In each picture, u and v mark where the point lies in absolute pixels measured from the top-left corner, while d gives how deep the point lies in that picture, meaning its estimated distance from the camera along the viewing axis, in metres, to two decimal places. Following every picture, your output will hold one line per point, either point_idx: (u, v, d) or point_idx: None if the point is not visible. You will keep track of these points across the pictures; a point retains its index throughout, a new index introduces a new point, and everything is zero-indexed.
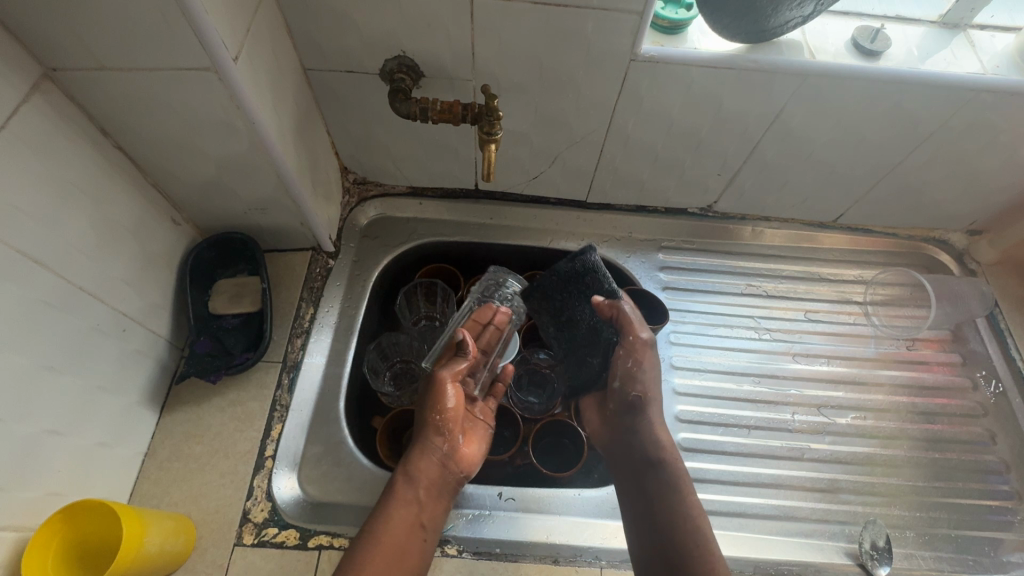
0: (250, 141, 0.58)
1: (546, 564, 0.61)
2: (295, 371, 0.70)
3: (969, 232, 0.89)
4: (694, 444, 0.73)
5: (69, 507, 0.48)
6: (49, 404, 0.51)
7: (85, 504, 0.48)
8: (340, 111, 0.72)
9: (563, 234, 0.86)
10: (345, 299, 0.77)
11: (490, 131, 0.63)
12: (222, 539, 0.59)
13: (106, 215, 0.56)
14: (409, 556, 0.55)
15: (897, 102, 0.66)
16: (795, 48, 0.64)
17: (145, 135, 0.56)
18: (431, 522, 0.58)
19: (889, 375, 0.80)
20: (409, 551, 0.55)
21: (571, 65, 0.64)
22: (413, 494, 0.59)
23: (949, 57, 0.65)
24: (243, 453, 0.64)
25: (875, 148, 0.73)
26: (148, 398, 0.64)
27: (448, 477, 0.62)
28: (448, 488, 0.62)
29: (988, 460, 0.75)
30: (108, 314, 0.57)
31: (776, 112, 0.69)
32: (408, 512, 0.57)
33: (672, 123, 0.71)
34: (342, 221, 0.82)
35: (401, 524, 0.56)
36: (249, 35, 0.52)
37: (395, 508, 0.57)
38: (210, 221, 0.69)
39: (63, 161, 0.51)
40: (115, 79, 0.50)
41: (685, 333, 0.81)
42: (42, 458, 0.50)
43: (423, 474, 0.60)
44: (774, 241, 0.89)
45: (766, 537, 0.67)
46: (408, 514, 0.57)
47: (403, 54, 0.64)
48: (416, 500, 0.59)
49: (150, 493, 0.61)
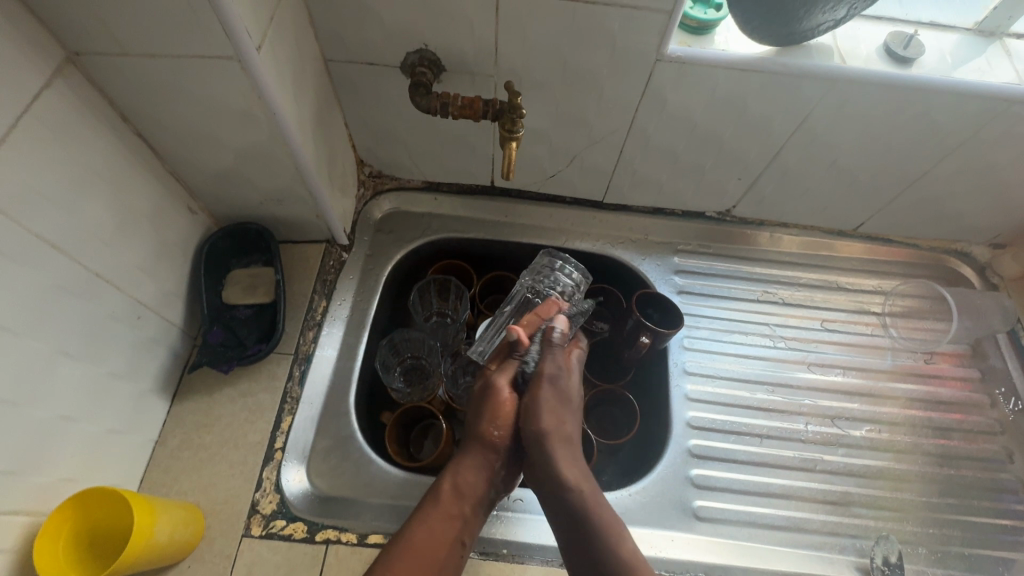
0: (270, 131, 0.57)
1: (553, 568, 0.61)
2: (306, 363, 0.70)
3: (992, 245, 0.87)
4: (705, 451, 0.72)
5: (96, 489, 0.48)
6: (63, 389, 0.51)
7: (110, 490, 0.48)
8: (359, 104, 0.72)
9: (578, 234, 0.85)
10: (358, 293, 0.76)
11: (512, 128, 0.62)
12: (231, 529, 0.59)
13: (124, 202, 0.56)
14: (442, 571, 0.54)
15: (926, 111, 0.65)
16: (824, 52, 0.63)
17: (167, 123, 0.56)
18: (470, 539, 0.57)
19: (905, 389, 0.79)
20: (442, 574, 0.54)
21: (595, 64, 0.63)
22: (455, 508, 0.57)
23: (983, 66, 0.64)
24: (253, 444, 0.64)
25: (900, 157, 0.72)
26: (160, 386, 0.64)
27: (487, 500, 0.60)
28: (487, 503, 0.60)
29: (1003, 478, 0.74)
30: (124, 301, 0.57)
31: (802, 116, 0.67)
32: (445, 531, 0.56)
33: (694, 124, 0.70)
34: (356, 214, 0.82)
35: (434, 535, 0.55)
36: (272, 24, 0.52)
37: (433, 523, 0.56)
38: (226, 210, 0.69)
39: (83, 147, 0.51)
40: (138, 66, 0.49)
41: (699, 338, 0.80)
42: (56, 443, 0.50)
43: (467, 489, 0.58)
44: (791, 248, 0.88)
45: (775, 548, 0.66)
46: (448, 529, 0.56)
47: (424, 48, 0.63)
48: (457, 513, 0.57)
49: (160, 481, 0.61)
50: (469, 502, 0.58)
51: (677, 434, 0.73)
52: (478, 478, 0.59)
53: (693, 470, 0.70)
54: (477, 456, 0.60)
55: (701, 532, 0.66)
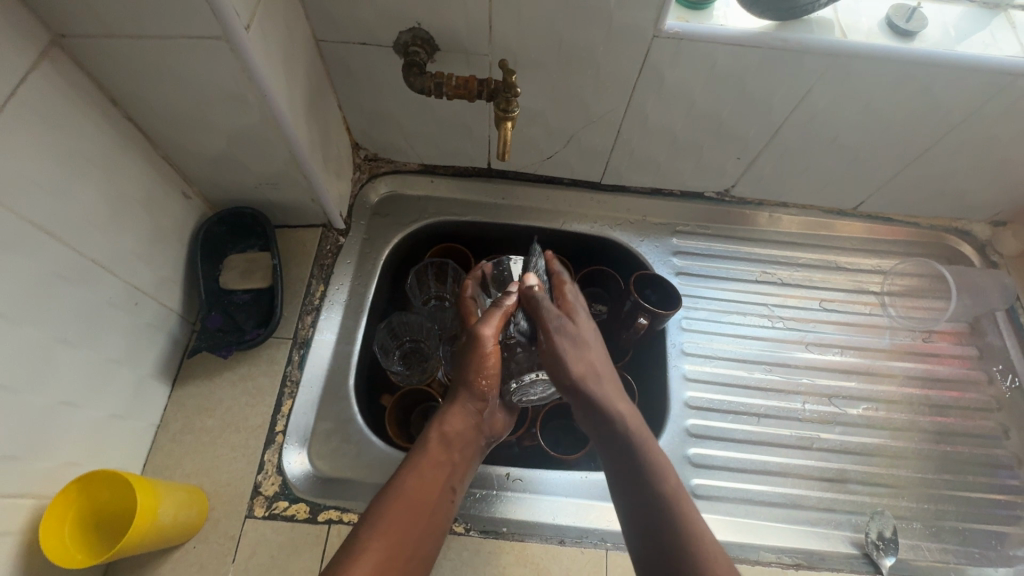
0: (262, 113, 0.57)
1: (552, 544, 0.61)
2: (305, 348, 0.70)
3: (993, 222, 0.86)
4: (703, 430, 0.72)
5: (109, 471, 0.49)
6: (63, 374, 0.51)
7: (112, 473, 0.49)
8: (352, 85, 0.71)
9: (576, 216, 0.84)
10: (355, 277, 0.76)
11: (507, 107, 0.61)
12: (234, 510, 0.60)
13: (117, 187, 0.56)
14: (433, 522, 0.52)
15: (929, 86, 0.64)
16: (825, 27, 0.62)
17: (158, 107, 0.55)
18: (459, 485, 0.56)
19: (903, 367, 0.79)
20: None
21: (591, 41, 0.62)
22: (445, 456, 0.56)
23: (988, 39, 0.63)
24: (254, 428, 0.65)
25: (902, 134, 0.71)
26: (160, 371, 0.64)
27: (434, 517, 0.52)
28: (475, 446, 0.59)
29: (997, 454, 0.74)
30: (120, 287, 0.57)
31: (802, 93, 0.66)
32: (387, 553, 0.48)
33: (693, 102, 0.69)
34: (352, 197, 0.82)
35: (419, 492, 0.52)
36: (261, 3, 0.51)
37: (422, 475, 0.53)
38: (220, 195, 0.69)
39: (73, 131, 0.50)
40: (125, 47, 0.49)
41: (697, 319, 0.80)
42: (58, 428, 0.51)
43: (414, 496, 0.52)
44: (790, 228, 0.87)
45: (771, 524, 0.67)
46: (435, 476, 0.54)
47: (417, 27, 0.62)
48: (446, 460, 0.55)
49: (163, 464, 0.62)
50: (416, 515, 0.51)
51: (675, 414, 0.73)
52: (428, 482, 0.53)
53: (691, 450, 0.71)
54: (431, 454, 0.55)
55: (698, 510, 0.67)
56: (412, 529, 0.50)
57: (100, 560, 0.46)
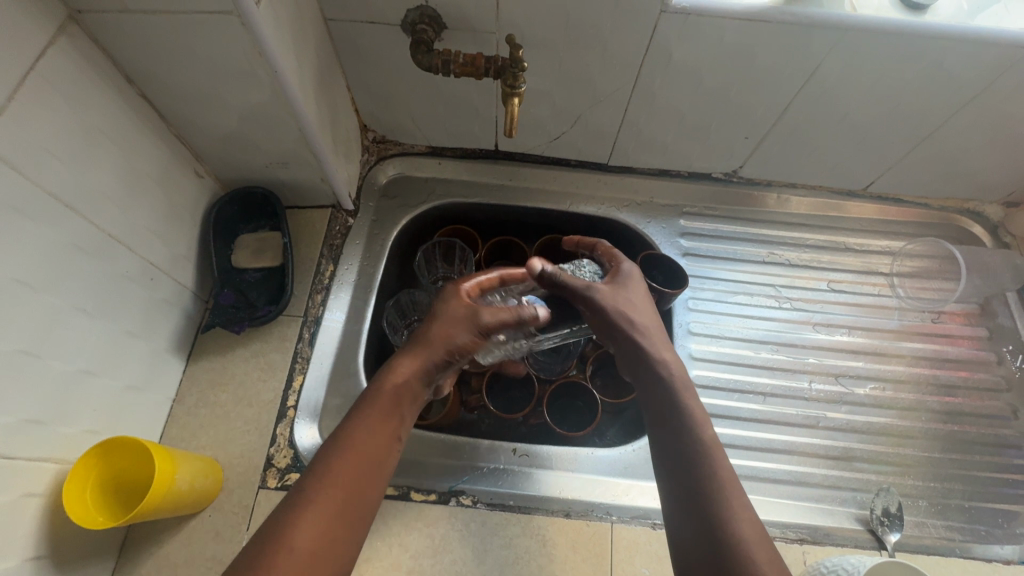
0: (272, 91, 0.57)
1: (558, 518, 0.62)
2: (316, 326, 0.71)
3: (1006, 203, 0.85)
4: (708, 409, 0.73)
5: (127, 437, 0.50)
6: (82, 345, 0.53)
7: (126, 439, 0.50)
8: (360, 65, 0.71)
9: (583, 197, 0.84)
10: (364, 257, 0.77)
11: (514, 83, 0.61)
12: (248, 481, 0.62)
13: (131, 163, 0.57)
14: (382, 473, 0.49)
15: (941, 60, 0.63)
16: (835, 0, 0.61)
17: (170, 84, 0.56)
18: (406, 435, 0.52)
19: (911, 347, 0.79)
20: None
21: (598, 18, 0.62)
22: (394, 407, 0.51)
23: (1001, 12, 0.62)
24: (266, 402, 0.66)
25: (913, 111, 0.70)
26: (175, 347, 0.66)
27: (380, 464, 0.49)
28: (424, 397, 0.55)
29: (1006, 434, 0.74)
30: (136, 261, 0.58)
31: (811, 69, 0.66)
32: (330, 511, 0.44)
33: (701, 80, 0.69)
34: (361, 179, 0.82)
35: (365, 445, 0.48)
36: None
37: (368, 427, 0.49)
38: (232, 174, 0.70)
39: (89, 106, 0.51)
40: (138, 23, 0.49)
41: (704, 300, 0.80)
42: (78, 397, 0.52)
43: (358, 447, 0.48)
44: (799, 209, 0.87)
45: (776, 500, 0.67)
46: (382, 428, 0.50)
47: (425, 5, 0.62)
48: (396, 412, 0.51)
49: (179, 436, 0.64)
50: (359, 465, 0.47)
51: None
52: (372, 432, 0.49)
53: None
54: (377, 402, 0.51)
55: None
56: (355, 480, 0.47)
57: (117, 525, 0.48)
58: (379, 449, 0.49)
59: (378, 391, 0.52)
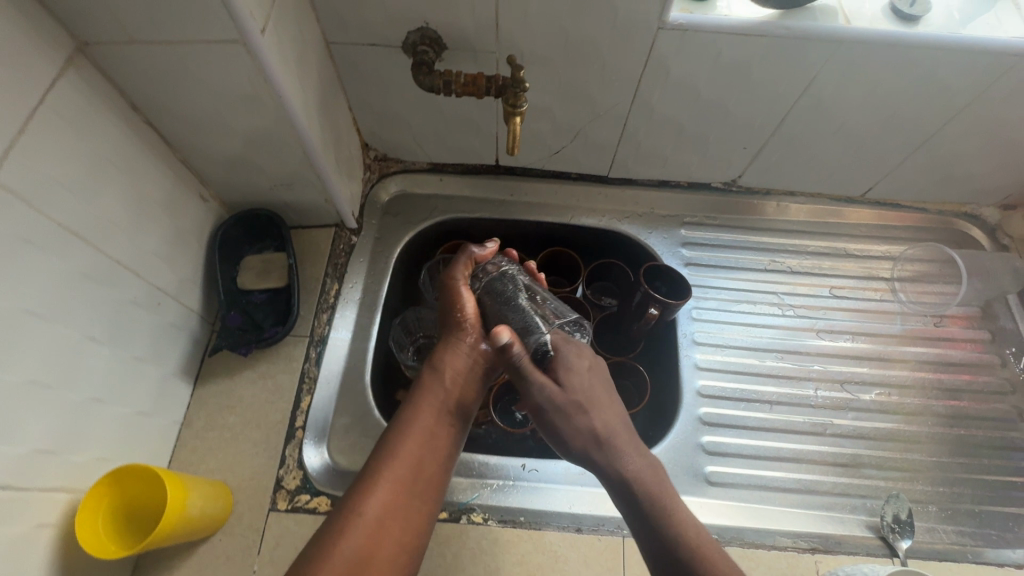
0: (277, 115, 0.58)
1: (569, 533, 0.62)
2: (322, 345, 0.71)
3: (1003, 206, 0.86)
4: (715, 418, 0.73)
5: (137, 466, 0.50)
6: (91, 372, 0.53)
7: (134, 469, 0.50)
8: (362, 86, 0.72)
9: (584, 210, 0.85)
10: (369, 275, 0.78)
11: (515, 102, 0.62)
12: (258, 503, 0.62)
13: (138, 189, 0.57)
14: (421, 490, 0.53)
15: (935, 69, 0.64)
16: (829, 14, 0.62)
17: (176, 111, 0.57)
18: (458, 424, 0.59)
19: (915, 352, 0.79)
20: (402, 553, 0.50)
21: (596, 35, 0.63)
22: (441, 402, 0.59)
23: (992, 22, 0.63)
24: (274, 423, 0.66)
25: (908, 119, 0.71)
26: (182, 370, 0.66)
27: (439, 444, 0.56)
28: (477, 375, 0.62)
29: (1013, 437, 0.74)
30: (143, 287, 0.59)
31: (807, 81, 0.67)
32: (392, 489, 0.52)
33: (699, 93, 0.70)
34: (363, 197, 0.83)
35: (398, 468, 0.53)
36: (274, 7, 0.52)
37: (410, 439, 0.55)
38: (236, 197, 0.70)
39: (97, 136, 0.52)
40: (145, 53, 0.50)
41: (707, 309, 0.81)
42: (88, 424, 0.52)
43: (414, 433, 0.56)
44: (798, 216, 0.87)
45: (787, 509, 0.67)
46: (419, 444, 0.55)
47: (425, 26, 0.63)
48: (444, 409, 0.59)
49: (188, 460, 0.64)
50: (420, 444, 0.55)
51: (687, 403, 0.74)
52: (431, 410, 0.58)
53: (704, 438, 0.71)
54: (435, 383, 0.60)
55: (712, 496, 0.67)
56: (419, 456, 0.55)
57: (128, 554, 0.47)
58: (438, 428, 0.57)
59: (435, 375, 0.60)
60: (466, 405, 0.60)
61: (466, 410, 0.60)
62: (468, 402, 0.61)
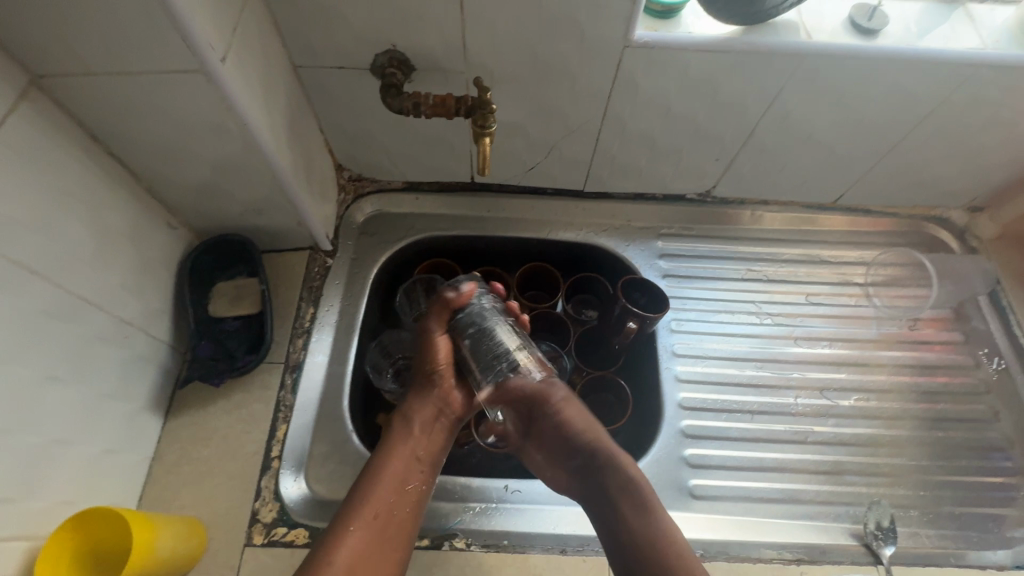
0: (243, 142, 0.57)
1: (554, 555, 0.62)
2: (298, 371, 0.70)
3: (970, 209, 0.88)
4: (698, 431, 0.73)
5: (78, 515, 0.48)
6: (53, 413, 0.51)
7: (78, 516, 0.48)
8: (332, 108, 0.71)
9: (561, 225, 0.85)
10: (345, 297, 0.77)
11: (484, 123, 0.62)
12: (233, 539, 0.60)
13: (101, 221, 0.56)
14: (395, 535, 0.57)
15: (896, 79, 0.65)
16: (790, 29, 0.63)
17: (138, 140, 0.56)
18: (428, 466, 0.63)
19: (892, 356, 0.80)
20: None
21: (564, 54, 0.63)
22: (413, 447, 0.63)
23: (948, 33, 0.64)
24: (250, 454, 0.65)
25: (873, 127, 0.73)
26: (152, 403, 0.64)
27: (407, 490, 0.60)
28: (445, 425, 0.66)
29: (990, 437, 0.75)
30: (109, 321, 0.57)
31: (772, 95, 0.68)
32: (364, 535, 0.56)
33: (669, 108, 0.70)
34: (338, 218, 0.82)
35: (371, 507, 0.57)
36: (236, 35, 0.52)
37: (382, 482, 0.59)
38: (206, 224, 0.69)
39: (55, 169, 0.50)
40: (102, 85, 0.49)
41: (686, 320, 0.81)
42: (51, 467, 0.51)
43: (386, 477, 0.59)
44: (773, 225, 0.88)
45: (772, 520, 0.67)
46: (390, 486, 0.59)
47: (393, 49, 0.63)
48: (417, 456, 0.62)
49: (159, 496, 0.62)
50: (389, 495, 0.58)
51: (669, 416, 0.73)
52: (398, 460, 0.61)
53: (687, 451, 0.71)
54: (402, 434, 0.63)
55: (698, 510, 0.67)
56: (387, 507, 0.58)
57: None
58: (406, 477, 0.60)
59: (403, 423, 0.64)
60: (432, 453, 0.64)
61: (434, 458, 0.64)
62: (435, 450, 0.64)
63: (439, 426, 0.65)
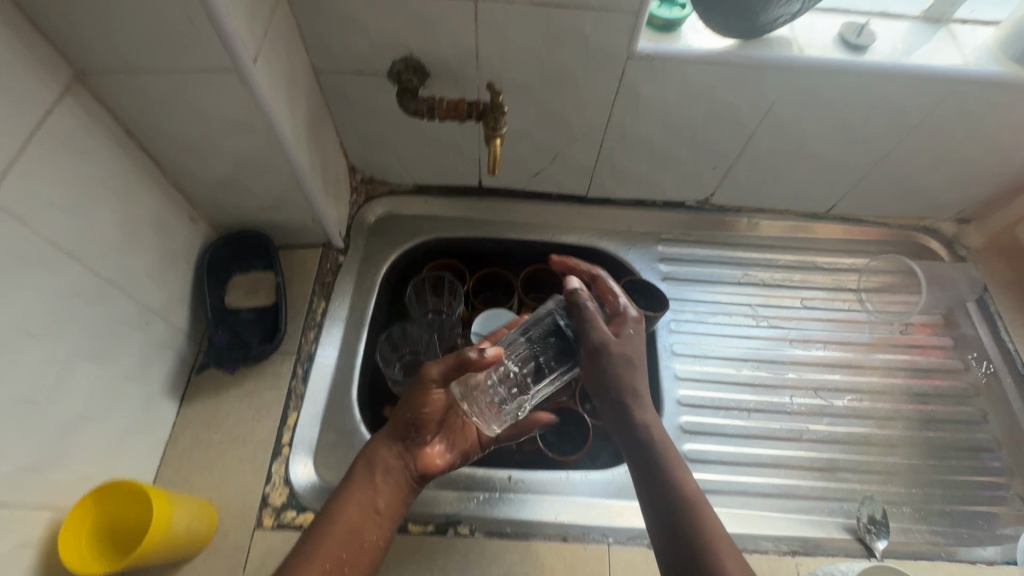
0: (266, 139, 0.61)
1: (556, 543, 0.63)
2: (309, 362, 0.72)
3: (958, 220, 0.91)
4: (696, 427, 0.75)
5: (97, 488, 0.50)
6: (78, 391, 0.53)
7: (98, 489, 0.50)
8: (349, 111, 0.75)
9: (565, 228, 0.88)
10: (355, 293, 0.79)
11: (495, 126, 0.66)
12: (243, 522, 0.61)
13: (129, 211, 0.59)
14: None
15: (884, 92, 0.69)
16: (784, 43, 0.67)
17: (168, 135, 0.59)
18: (388, 517, 0.57)
19: (884, 359, 0.83)
20: None
21: (571, 64, 0.67)
22: (373, 488, 0.57)
23: (932, 51, 0.69)
24: (261, 440, 0.66)
25: (864, 138, 0.76)
26: (168, 389, 0.66)
27: (361, 548, 0.54)
28: (411, 478, 0.60)
29: (979, 438, 0.77)
30: (132, 305, 0.60)
31: (767, 106, 0.72)
32: None
33: (669, 116, 0.74)
34: (350, 218, 0.85)
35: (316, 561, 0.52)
36: (265, 38, 0.55)
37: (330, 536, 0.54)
38: (226, 218, 0.72)
39: (92, 159, 0.54)
40: (140, 81, 0.53)
41: (684, 321, 0.84)
42: (75, 442, 0.53)
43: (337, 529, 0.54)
44: (770, 232, 0.92)
45: (767, 514, 0.69)
46: (342, 538, 0.54)
47: (410, 55, 0.67)
48: (375, 508, 0.57)
49: (172, 479, 0.63)
50: (333, 552, 0.53)
51: (669, 413, 0.76)
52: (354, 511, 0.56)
53: (685, 446, 0.73)
54: (362, 481, 0.57)
55: None
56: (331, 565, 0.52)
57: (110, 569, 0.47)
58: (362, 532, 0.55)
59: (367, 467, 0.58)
60: (393, 507, 0.58)
61: (394, 514, 0.58)
62: (397, 505, 0.58)
63: (404, 477, 0.59)
